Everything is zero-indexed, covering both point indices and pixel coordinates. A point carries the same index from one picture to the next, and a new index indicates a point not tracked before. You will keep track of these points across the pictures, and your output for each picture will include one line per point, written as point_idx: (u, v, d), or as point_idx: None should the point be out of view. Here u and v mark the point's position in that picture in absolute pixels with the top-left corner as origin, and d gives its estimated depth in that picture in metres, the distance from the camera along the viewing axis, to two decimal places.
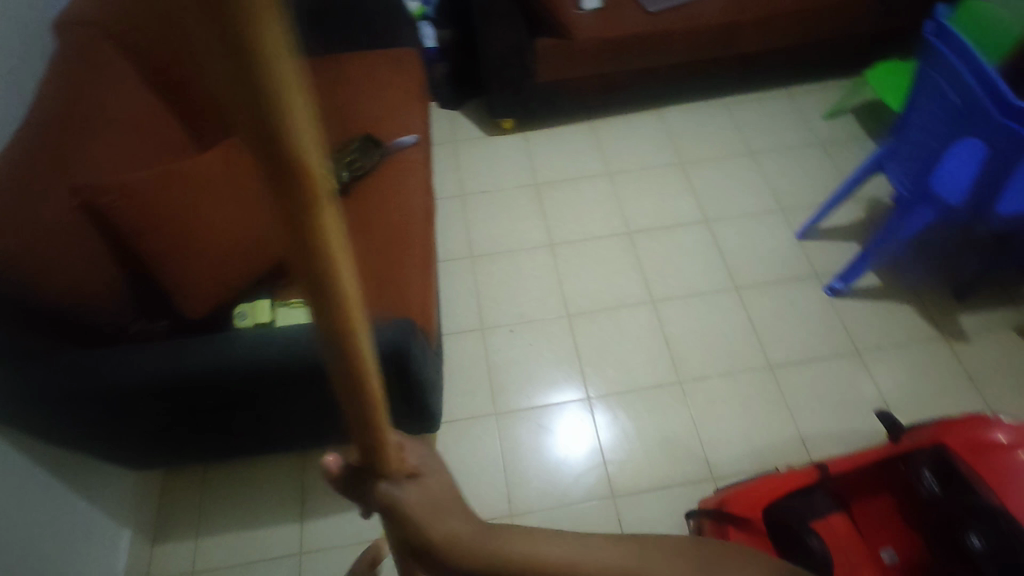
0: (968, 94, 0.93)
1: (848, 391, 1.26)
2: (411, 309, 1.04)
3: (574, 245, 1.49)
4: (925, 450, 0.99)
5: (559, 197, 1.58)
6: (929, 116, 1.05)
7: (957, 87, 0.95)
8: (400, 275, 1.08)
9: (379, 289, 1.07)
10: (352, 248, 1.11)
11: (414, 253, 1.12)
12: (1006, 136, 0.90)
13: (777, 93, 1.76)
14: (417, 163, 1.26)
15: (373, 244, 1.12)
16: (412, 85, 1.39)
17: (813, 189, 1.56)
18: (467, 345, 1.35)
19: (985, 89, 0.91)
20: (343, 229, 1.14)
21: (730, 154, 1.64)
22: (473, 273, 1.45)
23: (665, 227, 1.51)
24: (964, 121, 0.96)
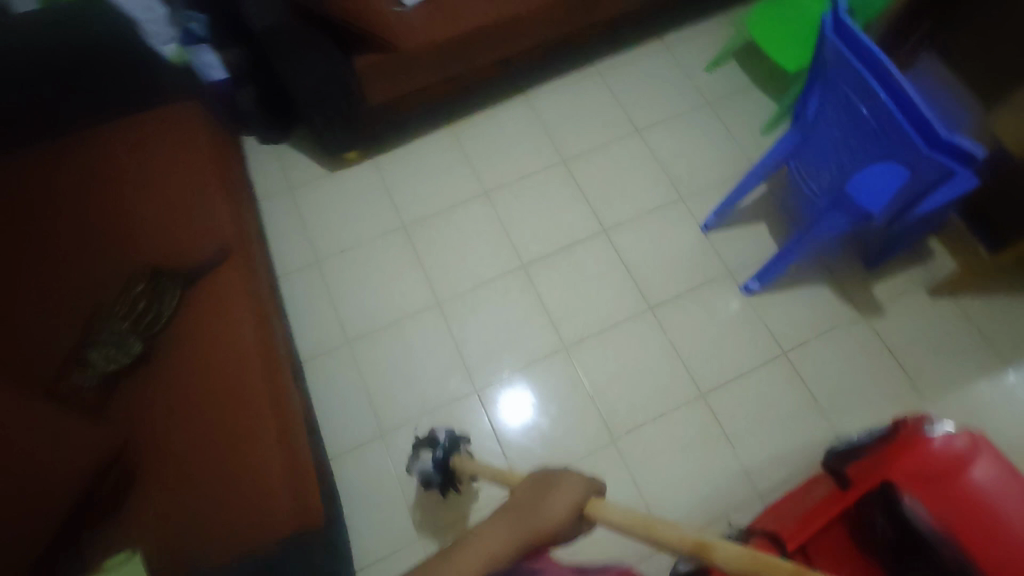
0: (880, 112, 0.76)
1: (780, 408, 1.18)
2: (278, 512, 0.79)
3: (465, 298, 1.27)
4: (871, 493, 0.91)
5: (433, 238, 1.32)
6: (832, 121, 0.89)
7: (864, 99, 0.78)
8: (253, 464, 0.82)
9: (231, 494, 0.80)
10: (177, 441, 0.83)
11: (262, 424, 0.85)
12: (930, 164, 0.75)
13: (651, 47, 1.52)
14: (240, 282, 0.95)
15: (207, 429, 0.84)
16: (206, 160, 1.04)
17: (710, 163, 1.40)
18: (367, 460, 1.14)
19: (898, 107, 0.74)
20: (158, 417, 0.84)
21: (614, 137, 1.42)
22: (353, 363, 1.21)
23: (561, 249, 1.31)
24: (876, 139, 0.80)
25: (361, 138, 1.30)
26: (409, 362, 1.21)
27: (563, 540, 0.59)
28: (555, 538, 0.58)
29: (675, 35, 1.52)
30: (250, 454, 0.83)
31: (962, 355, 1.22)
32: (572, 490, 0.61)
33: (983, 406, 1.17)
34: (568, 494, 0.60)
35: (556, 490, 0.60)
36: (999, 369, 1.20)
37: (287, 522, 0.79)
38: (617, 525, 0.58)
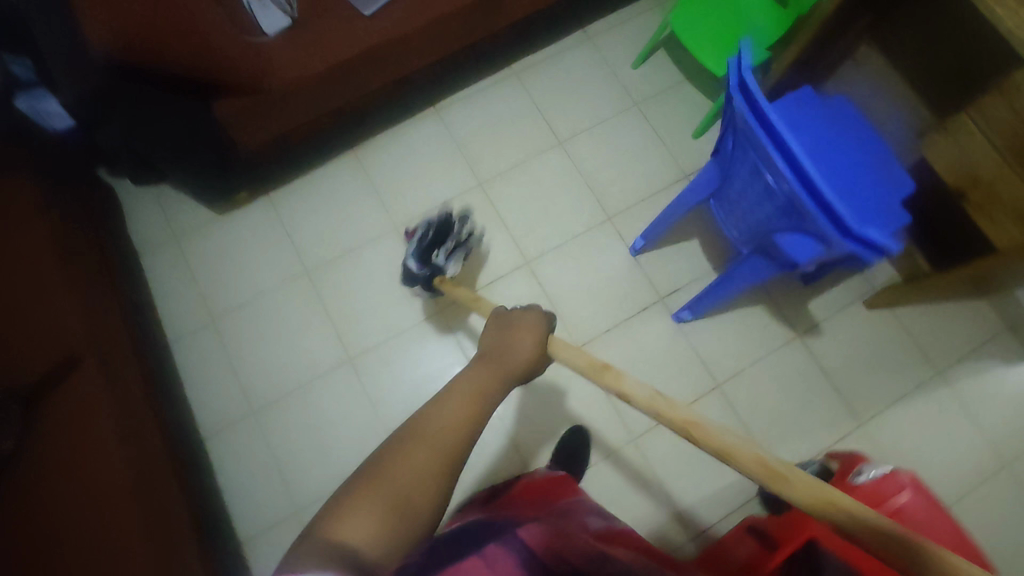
0: (789, 190, 0.66)
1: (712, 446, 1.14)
2: None
3: (377, 350, 1.18)
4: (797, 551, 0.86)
5: (341, 282, 1.21)
6: (745, 176, 0.77)
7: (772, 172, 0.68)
8: None
9: None
10: None
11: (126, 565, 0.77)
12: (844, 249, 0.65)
13: (573, 39, 1.36)
14: (97, 396, 0.87)
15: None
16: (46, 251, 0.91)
17: (638, 175, 1.28)
18: (282, 539, 1.07)
19: (807, 188, 0.64)
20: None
21: (534, 151, 1.29)
22: (259, 435, 1.12)
23: (482, 285, 1.21)
24: (789, 210, 0.70)
25: (243, 183, 1.17)
26: (321, 428, 1.13)
27: (528, 375, 0.67)
28: (525, 369, 0.66)
29: (598, 23, 1.36)
30: None
31: (896, 373, 1.17)
32: (532, 332, 0.68)
33: (915, 425, 1.14)
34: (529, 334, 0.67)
35: (517, 323, 0.68)
36: (932, 385, 1.17)
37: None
38: (567, 360, 0.67)
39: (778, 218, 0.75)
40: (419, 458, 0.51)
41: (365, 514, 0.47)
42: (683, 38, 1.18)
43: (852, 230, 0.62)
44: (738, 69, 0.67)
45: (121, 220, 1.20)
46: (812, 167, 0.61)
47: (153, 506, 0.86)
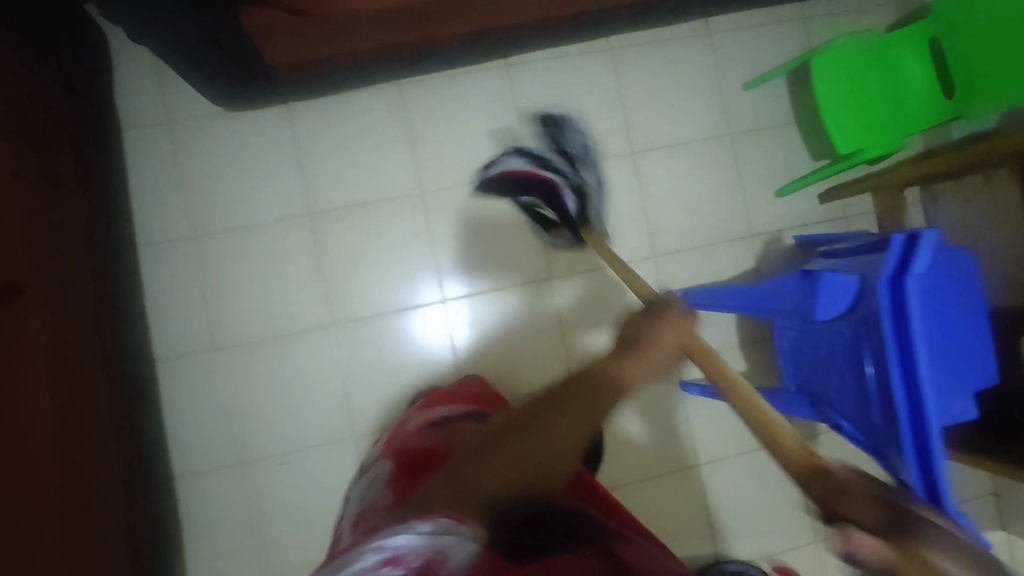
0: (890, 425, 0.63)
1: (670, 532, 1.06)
2: None
3: (367, 324, 1.06)
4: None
5: (343, 237, 1.06)
6: (851, 353, 0.70)
7: (876, 362, 0.65)
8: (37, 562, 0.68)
9: None
10: None
11: (39, 541, 0.69)
12: (902, 473, 0.63)
13: (690, 29, 1.14)
14: (36, 320, 0.74)
15: None
16: (7, 136, 0.74)
17: (703, 219, 1.13)
18: (216, 483, 1.03)
19: (913, 434, 0.61)
20: None
21: (601, 151, 1.12)
22: (218, 375, 1.03)
23: (494, 289, 1.09)
24: (875, 432, 0.67)
25: (268, 90, 0.97)
26: (284, 389, 1.04)
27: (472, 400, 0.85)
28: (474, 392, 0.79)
29: (726, 19, 1.13)
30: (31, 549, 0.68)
31: None
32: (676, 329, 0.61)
33: None
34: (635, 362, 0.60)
35: (667, 322, 0.60)
36: None
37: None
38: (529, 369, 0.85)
39: (857, 420, 0.70)
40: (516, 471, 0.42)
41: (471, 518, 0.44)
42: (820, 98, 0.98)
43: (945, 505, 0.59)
44: (904, 276, 0.61)
45: (111, 84, 1.00)
46: (939, 445, 0.59)
47: (79, 453, 0.77)
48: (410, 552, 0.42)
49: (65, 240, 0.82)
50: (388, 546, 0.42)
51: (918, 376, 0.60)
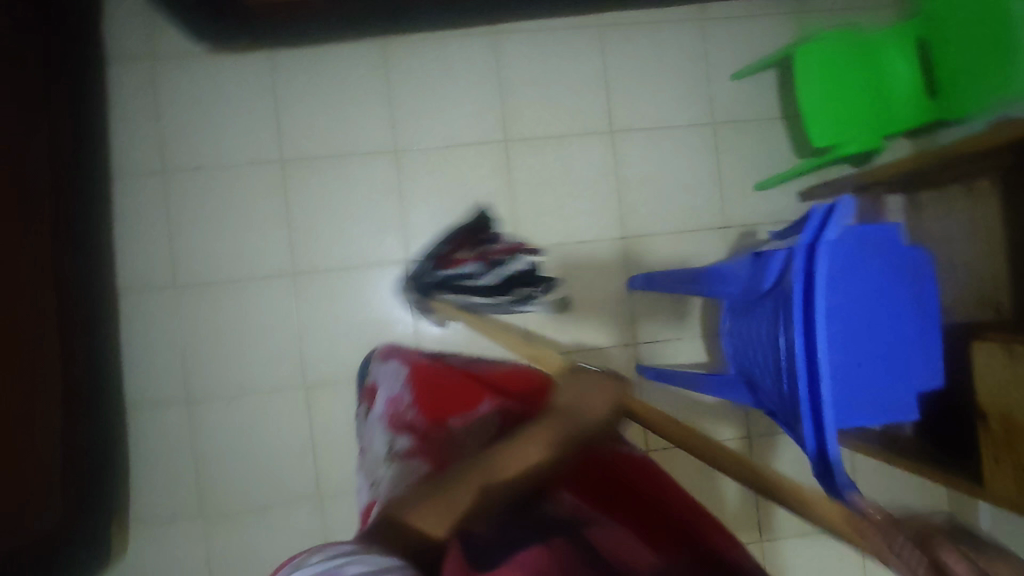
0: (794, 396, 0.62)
1: None
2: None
3: (327, 276, 1.06)
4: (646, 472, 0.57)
5: (313, 188, 1.06)
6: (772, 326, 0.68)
7: (787, 333, 0.63)
8: None
9: None
10: None
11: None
12: (802, 443, 0.62)
13: (682, 13, 1.12)
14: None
15: None
16: None
17: (676, 206, 1.12)
18: (164, 420, 1.04)
19: (812, 407, 0.59)
20: None
21: (580, 127, 1.11)
22: (174, 313, 1.04)
23: (459, 255, 1.08)
24: (784, 403, 0.65)
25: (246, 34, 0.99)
26: (240, 333, 1.05)
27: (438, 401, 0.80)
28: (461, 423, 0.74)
29: (718, 6, 1.12)
30: None
31: None
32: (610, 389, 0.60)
33: (816, 566, 1.09)
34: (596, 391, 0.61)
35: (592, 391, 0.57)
36: None
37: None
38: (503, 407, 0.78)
39: (772, 394, 0.69)
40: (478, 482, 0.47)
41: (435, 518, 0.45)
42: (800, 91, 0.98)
43: (835, 475, 0.58)
44: (820, 239, 0.59)
45: (97, 17, 1.02)
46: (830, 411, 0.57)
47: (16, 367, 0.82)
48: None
49: (19, 163, 0.85)
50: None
51: (819, 348, 0.58)
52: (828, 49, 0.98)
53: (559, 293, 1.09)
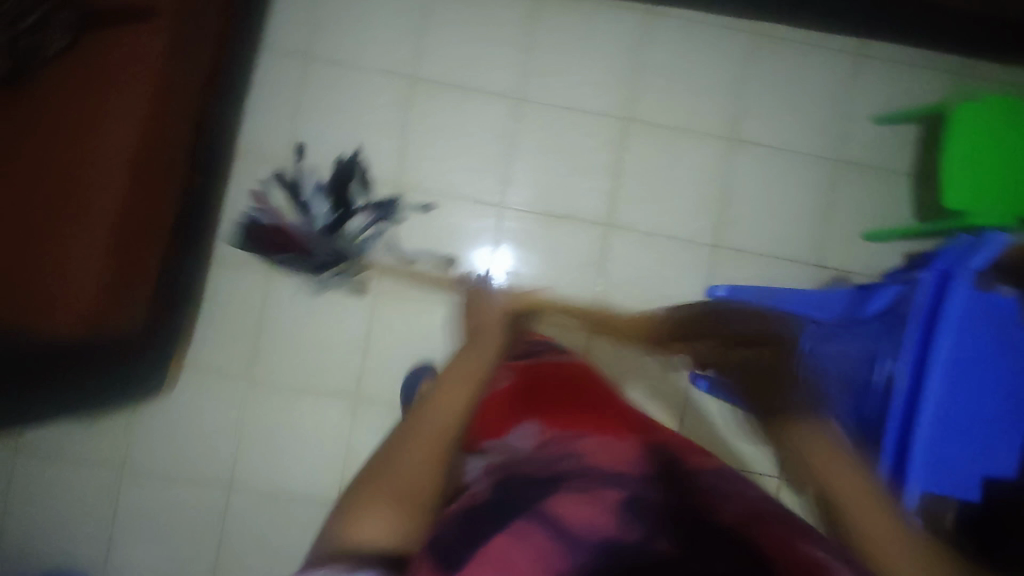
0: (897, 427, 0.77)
1: None
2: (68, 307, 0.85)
3: (422, 199, 1.10)
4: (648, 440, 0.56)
5: (433, 111, 1.10)
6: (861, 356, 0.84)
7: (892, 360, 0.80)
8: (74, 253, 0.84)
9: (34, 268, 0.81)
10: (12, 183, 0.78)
11: (88, 230, 0.84)
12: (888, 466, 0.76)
13: (839, 42, 1.10)
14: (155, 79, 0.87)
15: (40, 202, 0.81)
16: None
17: (775, 231, 1.10)
18: (239, 283, 1.10)
19: (900, 437, 0.77)
20: None
21: (703, 126, 1.10)
22: (277, 191, 1.10)
23: (549, 215, 1.10)
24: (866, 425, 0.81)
25: None
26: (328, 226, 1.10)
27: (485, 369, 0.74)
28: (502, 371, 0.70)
29: (879, 45, 1.09)
30: (75, 239, 0.84)
31: None
32: (459, 374, 0.70)
33: None
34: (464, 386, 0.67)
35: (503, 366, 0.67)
36: None
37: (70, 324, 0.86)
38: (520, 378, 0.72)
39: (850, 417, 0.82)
40: (376, 504, 0.51)
41: (380, 514, 0.50)
42: (948, 140, 0.95)
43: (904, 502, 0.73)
44: (957, 271, 0.77)
45: None
46: (928, 411, 0.75)
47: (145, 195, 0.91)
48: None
49: (191, 5, 0.92)
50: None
51: (925, 399, 0.75)
52: (991, 111, 0.94)
53: (635, 278, 1.09)
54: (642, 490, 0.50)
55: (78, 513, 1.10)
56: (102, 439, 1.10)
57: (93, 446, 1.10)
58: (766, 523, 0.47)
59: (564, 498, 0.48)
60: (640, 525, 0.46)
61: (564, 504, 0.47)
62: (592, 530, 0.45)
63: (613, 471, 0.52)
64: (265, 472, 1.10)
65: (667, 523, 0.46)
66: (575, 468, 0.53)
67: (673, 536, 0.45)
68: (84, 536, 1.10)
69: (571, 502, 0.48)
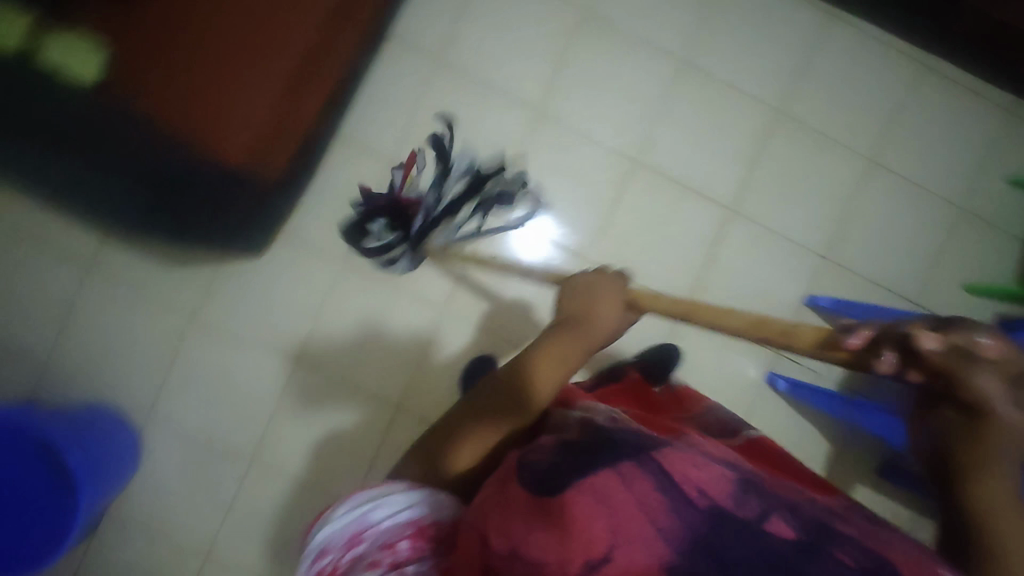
0: None
1: None
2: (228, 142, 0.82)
3: (562, 134, 1.09)
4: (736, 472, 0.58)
5: (596, 51, 1.08)
6: None
7: None
8: (252, 85, 0.81)
9: (215, 91, 0.79)
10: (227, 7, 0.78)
11: (271, 65, 0.81)
12: None
13: (999, 97, 1.11)
14: None
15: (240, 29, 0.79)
16: None
17: (888, 261, 1.11)
18: (359, 167, 1.08)
19: None
20: None
21: (848, 141, 1.11)
22: (423, 85, 1.07)
23: (678, 185, 1.10)
24: None
25: None
26: (462, 135, 1.08)
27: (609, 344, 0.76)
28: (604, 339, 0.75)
29: None
30: (257, 74, 0.81)
31: None
32: (613, 287, 0.77)
33: None
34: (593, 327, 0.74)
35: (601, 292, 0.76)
36: None
37: (232, 155, 0.83)
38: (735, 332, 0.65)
39: None
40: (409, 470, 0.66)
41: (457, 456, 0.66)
42: None
43: None
44: None
45: None
46: None
47: (331, 51, 0.86)
48: (337, 536, 0.59)
49: None
50: (318, 542, 0.60)
51: None
52: None
53: (742, 269, 1.11)
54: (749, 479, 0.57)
55: (143, 348, 1.08)
56: (185, 283, 1.08)
57: (170, 289, 1.08)
58: (889, 531, 0.55)
59: (674, 460, 0.57)
60: (754, 502, 0.54)
61: (672, 466, 0.56)
62: (703, 499, 0.54)
63: (727, 462, 0.61)
64: (339, 360, 1.09)
65: (780, 503, 0.54)
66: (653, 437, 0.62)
67: (800, 525, 0.52)
68: (139, 374, 1.09)
69: (677, 463, 0.57)
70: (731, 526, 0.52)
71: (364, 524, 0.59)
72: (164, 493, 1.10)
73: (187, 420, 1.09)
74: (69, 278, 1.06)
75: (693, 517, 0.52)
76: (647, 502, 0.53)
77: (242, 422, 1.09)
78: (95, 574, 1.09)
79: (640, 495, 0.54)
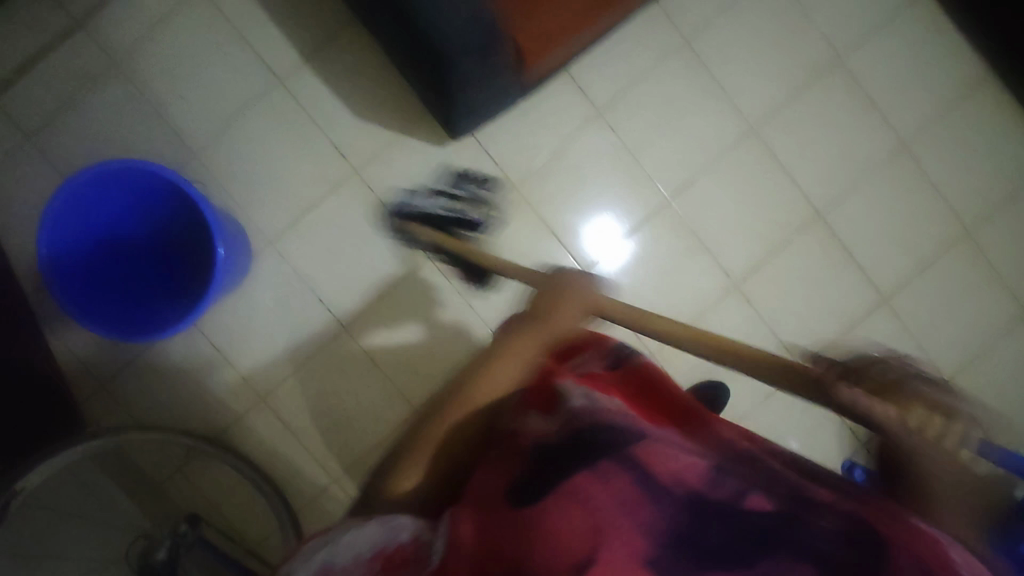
0: None
1: None
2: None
3: (766, 160, 1.09)
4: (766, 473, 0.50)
5: (831, 100, 1.09)
6: None
7: None
8: None
9: None
10: None
11: None
12: None
13: None
14: None
15: None
16: None
17: (997, 408, 1.13)
18: (569, 104, 1.07)
19: None
20: None
21: (1012, 284, 1.12)
22: (661, 59, 1.07)
23: (846, 255, 1.11)
24: None
25: None
26: (676, 117, 1.08)
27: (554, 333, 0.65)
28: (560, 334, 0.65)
29: None
30: None
31: None
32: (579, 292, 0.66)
33: None
34: (575, 303, 0.65)
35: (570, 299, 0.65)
36: None
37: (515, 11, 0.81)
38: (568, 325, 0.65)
39: None
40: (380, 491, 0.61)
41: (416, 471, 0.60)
42: None
43: None
44: None
45: None
46: None
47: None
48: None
49: None
50: None
51: None
52: None
53: (867, 357, 1.12)
54: (733, 462, 0.51)
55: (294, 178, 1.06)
56: (359, 136, 1.06)
57: (344, 136, 1.06)
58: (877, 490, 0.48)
59: (644, 451, 0.51)
60: (730, 483, 0.48)
61: (646, 459, 0.50)
62: (680, 487, 0.48)
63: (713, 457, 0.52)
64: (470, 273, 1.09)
65: (758, 480, 0.49)
66: (633, 428, 0.54)
67: (772, 496, 0.47)
68: (276, 201, 1.07)
69: (655, 456, 0.50)
70: (708, 514, 0.46)
71: (329, 563, 0.50)
72: (251, 319, 1.08)
73: (303, 262, 1.08)
74: (256, 82, 1.04)
75: (668, 507, 0.47)
76: (632, 505, 0.47)
77: (355, 287, 1.08)
78: (147, 366, 1.07)
79: (598, 517, 0.47)
